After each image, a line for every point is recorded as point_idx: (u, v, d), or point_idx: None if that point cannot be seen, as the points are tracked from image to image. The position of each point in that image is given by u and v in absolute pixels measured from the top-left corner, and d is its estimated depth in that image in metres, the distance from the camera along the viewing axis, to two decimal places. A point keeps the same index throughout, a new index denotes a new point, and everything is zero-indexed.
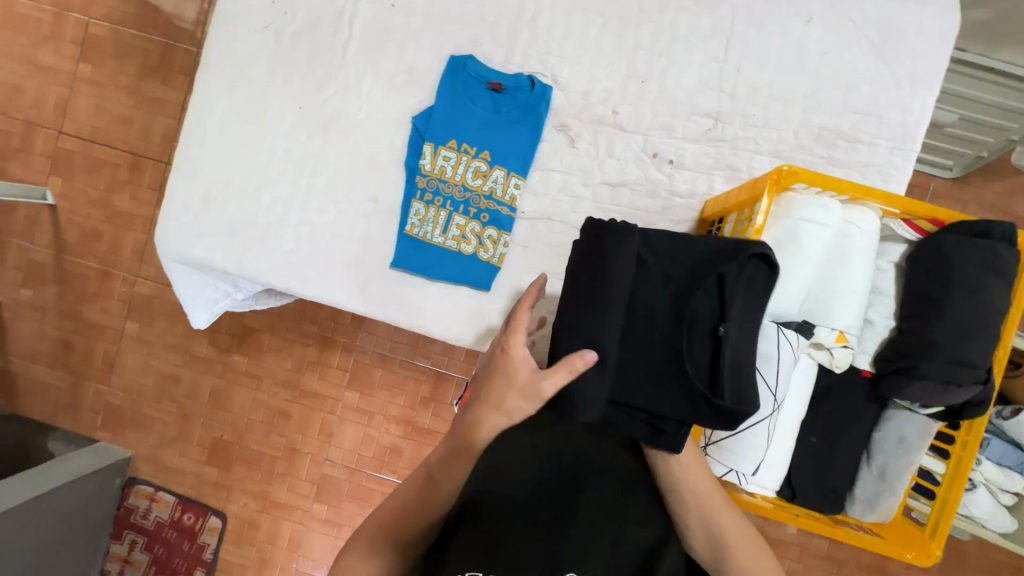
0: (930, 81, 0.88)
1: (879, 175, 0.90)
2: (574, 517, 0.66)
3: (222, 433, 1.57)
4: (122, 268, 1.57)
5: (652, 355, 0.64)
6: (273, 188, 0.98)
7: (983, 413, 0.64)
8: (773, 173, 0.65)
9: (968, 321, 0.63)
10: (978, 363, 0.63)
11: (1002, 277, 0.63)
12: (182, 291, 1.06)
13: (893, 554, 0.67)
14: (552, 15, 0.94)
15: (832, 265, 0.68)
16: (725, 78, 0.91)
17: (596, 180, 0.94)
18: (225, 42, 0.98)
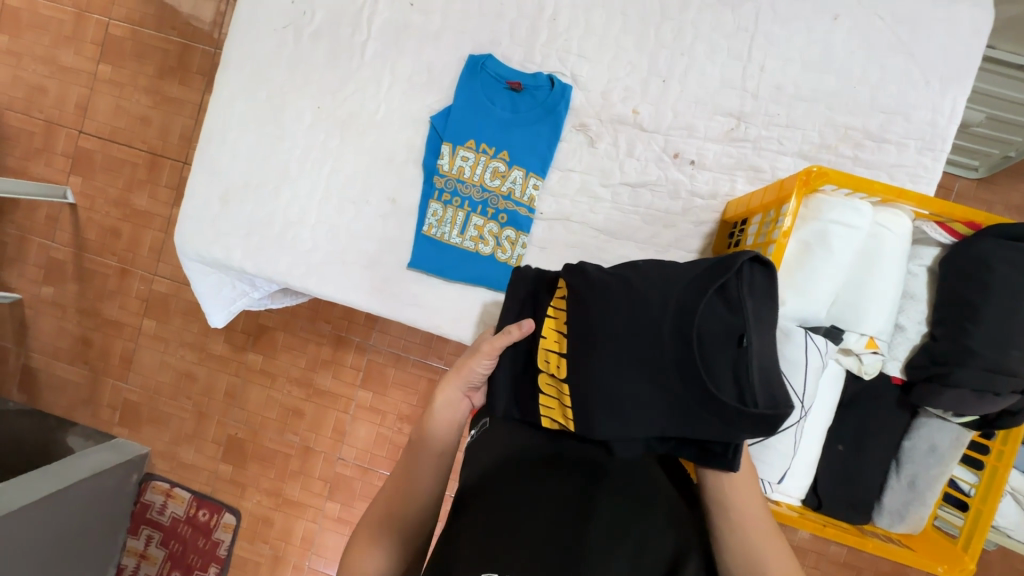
0: (962, 79, 0.86)
1: (907, 176, 0.87)
2: (592, 518, 0.61)
3: (237, 431, 1.58)
4: (140, 266, 1.58)
5: (670, 382, 0.58)
6: (291, 188, 0.98)
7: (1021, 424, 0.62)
8: (802, 174, 0.64)
9: (1008, 330, 0.60)
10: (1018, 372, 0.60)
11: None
12: (200, 290, 1.06)
13: (923, 566, 0.65)
14: (571, 13, 0.93)
15: (862, 269, 0.66)
16: (749, 77, 0.89)
17: (615, 180, 0.93)
18: (245, 42, 0.98)
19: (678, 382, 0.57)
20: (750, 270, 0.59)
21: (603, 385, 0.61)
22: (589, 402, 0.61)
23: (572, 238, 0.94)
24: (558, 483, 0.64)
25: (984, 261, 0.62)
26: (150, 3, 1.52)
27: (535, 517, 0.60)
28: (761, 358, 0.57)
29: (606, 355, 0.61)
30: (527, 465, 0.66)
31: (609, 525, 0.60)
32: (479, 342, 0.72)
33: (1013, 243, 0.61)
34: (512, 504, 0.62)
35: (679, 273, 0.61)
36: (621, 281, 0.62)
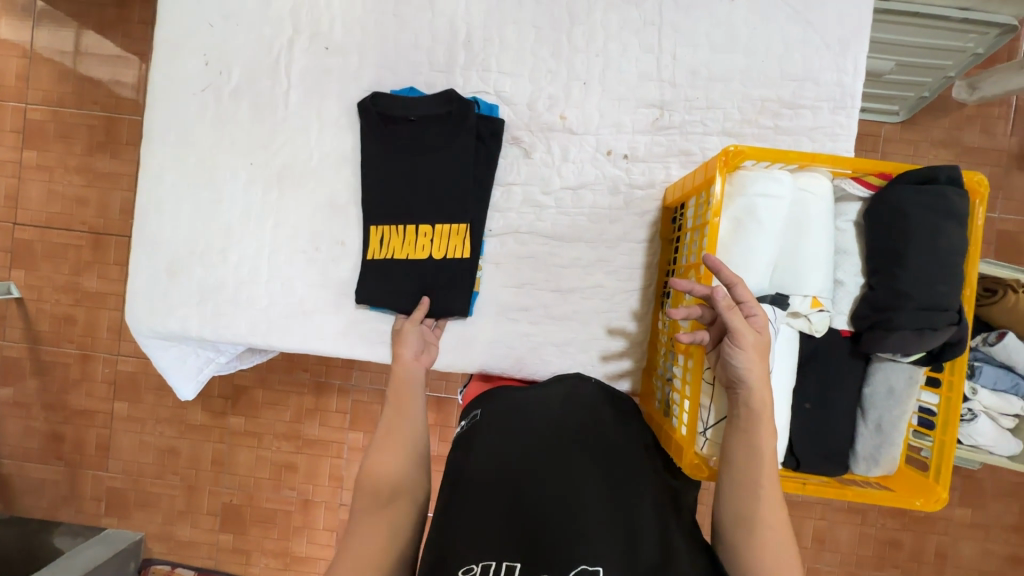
0: (858, 38, 0.90)
1: (826, 136, 0.92)
2: (581, 502, 0.65)
3: (232, 497, 1.54)
4: (101, 348, 1.54)
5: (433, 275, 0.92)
6: (239, 248, 0.97)
7: (962, 352, 0.65)
8: (721, 155, 0.67)
9: (931, 267, 0.64)
10: (949, 306, 0.64)
11: (958, 220, 0.64)
12: (163, 366, 1.04)
13: (903, 503, 0.68)
14: (484, 32, 0.94)
15: (793, 234, 0.70)
16: (663, 67, 0.93)
17: (556, 186, 0.95)
18: (166, 111, 0.97)
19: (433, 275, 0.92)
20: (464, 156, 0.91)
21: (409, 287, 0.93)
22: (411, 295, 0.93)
23: (524, 249, 0.95)
24: (545, 466, 0.69)
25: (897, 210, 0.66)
26: (67, 81, 1.49)
27: (526, 494, 0.66)
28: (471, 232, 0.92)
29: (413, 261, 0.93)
30: (513, 449, 0.72)
31: (601, 508, 0.65)
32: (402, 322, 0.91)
33: (921, 188, 0.65)
34: (503, 490, 0.67)
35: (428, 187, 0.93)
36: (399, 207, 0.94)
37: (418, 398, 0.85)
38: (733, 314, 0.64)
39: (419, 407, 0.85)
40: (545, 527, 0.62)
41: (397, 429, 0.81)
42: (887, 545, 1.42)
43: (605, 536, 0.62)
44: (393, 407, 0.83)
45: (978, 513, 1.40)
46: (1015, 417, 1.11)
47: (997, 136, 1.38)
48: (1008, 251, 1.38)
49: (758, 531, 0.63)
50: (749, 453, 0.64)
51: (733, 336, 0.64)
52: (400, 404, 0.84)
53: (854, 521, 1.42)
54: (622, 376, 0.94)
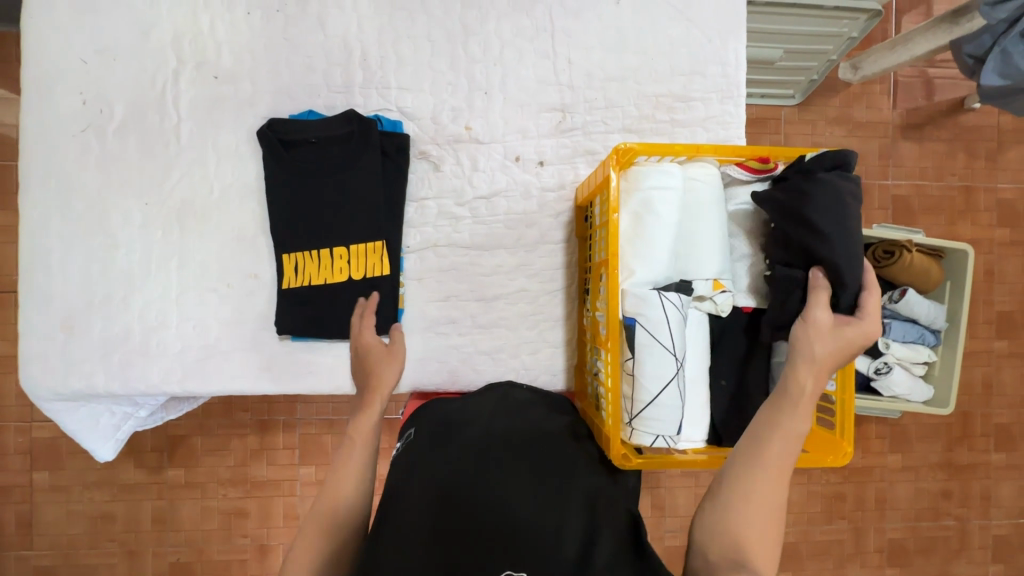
0: (736, 32, 0.96)
1: (719, 125, 0.97)
2: (516, 512, 0.66)
3: (179, 555, 1.44)
4: (12, 417, 1.41)
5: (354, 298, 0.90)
6: (141, 294, 0.92)
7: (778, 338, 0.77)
8: (613, 153, 0.70)
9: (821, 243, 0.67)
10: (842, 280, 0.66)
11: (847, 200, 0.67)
12: (73, 429, 0.96)
13: (817, 463, 0.72)
14: (379, 50, 0.93)
15: (690, 221, 0.73)
16: (560, 71, 0.95)
17: (469, 197, 0.95)
18: (44, 156, 0.90)
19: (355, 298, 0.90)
20: (384, 163, 0.92)
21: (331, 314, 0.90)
22: (334, 323, 0.90)
23: (445, 261, 0.95)
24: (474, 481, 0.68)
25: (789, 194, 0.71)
26: None
27: (458, 506, 0.66)
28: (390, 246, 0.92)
29: (333, 287, 0.90)
30: (446, 459, 0.71)
31: (529, 508, 0.66)
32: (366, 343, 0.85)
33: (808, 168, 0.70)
34: (432, 506, 0.66)
35: (339, 208, 0.91)
36: (312, 233, 0.91)
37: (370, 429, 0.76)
38: (816, 293, 0.67)
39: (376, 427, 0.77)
40: (475, 541, 0.63)
41: (348, 469, 0.72)
42: (832, 500, 1.50)
43: (535, 543, 0.63)
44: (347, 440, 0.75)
45: (906, 457, 1.52)
46: (924, 364, 1.23)
47: (879, 110, 1.51)
48: (903, 214, 1.50)
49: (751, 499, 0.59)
50: (777, 412, 0.64)
51: (808, 311, 0.67)
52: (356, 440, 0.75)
53: (801, 481, 1.50)
54: (558, 375, 0.96)
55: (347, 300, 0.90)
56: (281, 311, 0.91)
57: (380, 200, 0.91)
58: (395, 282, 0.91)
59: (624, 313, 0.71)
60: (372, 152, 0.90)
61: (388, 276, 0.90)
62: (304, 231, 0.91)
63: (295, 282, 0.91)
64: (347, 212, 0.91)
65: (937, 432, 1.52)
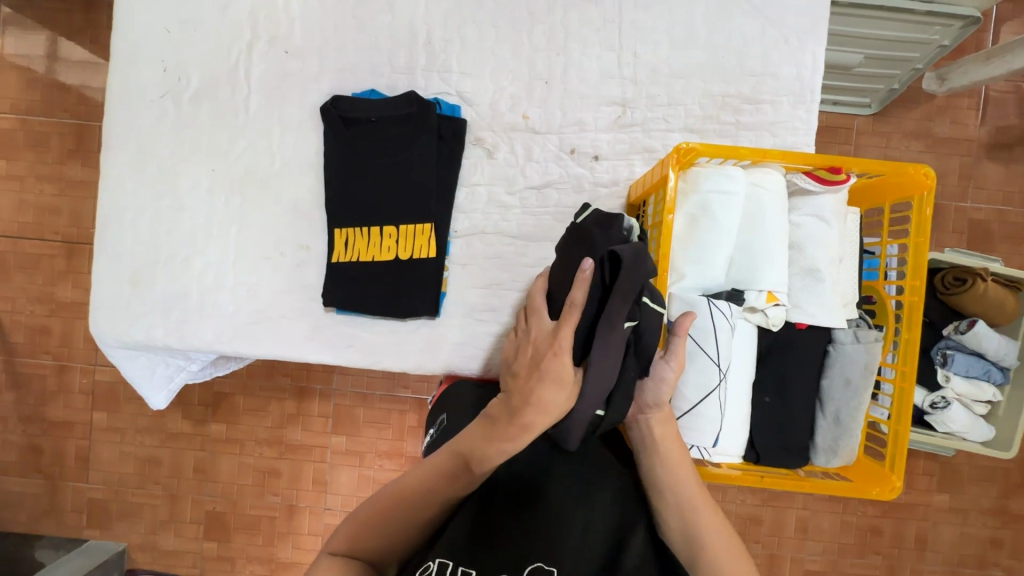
0: (816, 32, 0.91)
1: (787, 131, 0.92)
2: (545, 507, 0.64)
3: (215, 505, 1.53)
4: (78, 359, 1.52)
5: (399, 279, 0.92)
6: (203, 255, 0.96)
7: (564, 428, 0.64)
8: (673, 152, 0.68)
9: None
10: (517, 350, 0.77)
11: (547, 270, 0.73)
12: (132, 376, 1.03)
13: (861, 493, 0.69)
14: (444, 34, 0.94)
15: (748, 230, 0.70)
16: (624, 64, 0.93)
17: (521, 186, 0.95)
18: (125, 118, 0.96)
19: (400, 279, 0.92)
20: (442, 147, 0.93)
21: (376, 292, 0.92)
22: (379, 302, 0.92)
23: (490, 249, 0.95)
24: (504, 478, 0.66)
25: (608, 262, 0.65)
26: (36, 89, 1.46)
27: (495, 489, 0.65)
28: (439, 230, 0.93)
29: (380, 265, 0.92)
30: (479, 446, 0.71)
31: (559, 503, 0.65)
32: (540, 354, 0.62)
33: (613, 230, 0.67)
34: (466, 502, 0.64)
35: (393, 189, 0.92)
36: (365, 210, 0.93)
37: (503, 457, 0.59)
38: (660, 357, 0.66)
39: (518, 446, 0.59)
40: (506, 530, 0.62)
41: (450, 471, 0.60)
42: (867, 533, 1.43)
43: (563, 537, 0.62)
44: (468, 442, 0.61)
45: (956, 499, 1.42)
46: (987, 404, 1.14)
47: (964, 126, 1.40)
48: (980, 239, 1.39)
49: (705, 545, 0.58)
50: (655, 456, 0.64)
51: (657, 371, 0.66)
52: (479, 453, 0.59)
53: (835, 510, 1.43)
54: None
55: (392, 279, 0.92)
56: (328, 284, 0.93)
57: (434, 183, 0.93)
58: (441, 266, 0.92)
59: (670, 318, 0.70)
60: (430, 134, 0.91)
61: (434, 260, 0.92)
62: (357, 208, 0.93)
63: (343, 257, 0.93)
64: (400, 194, 0.92)
65: (994, 476, 1.42)
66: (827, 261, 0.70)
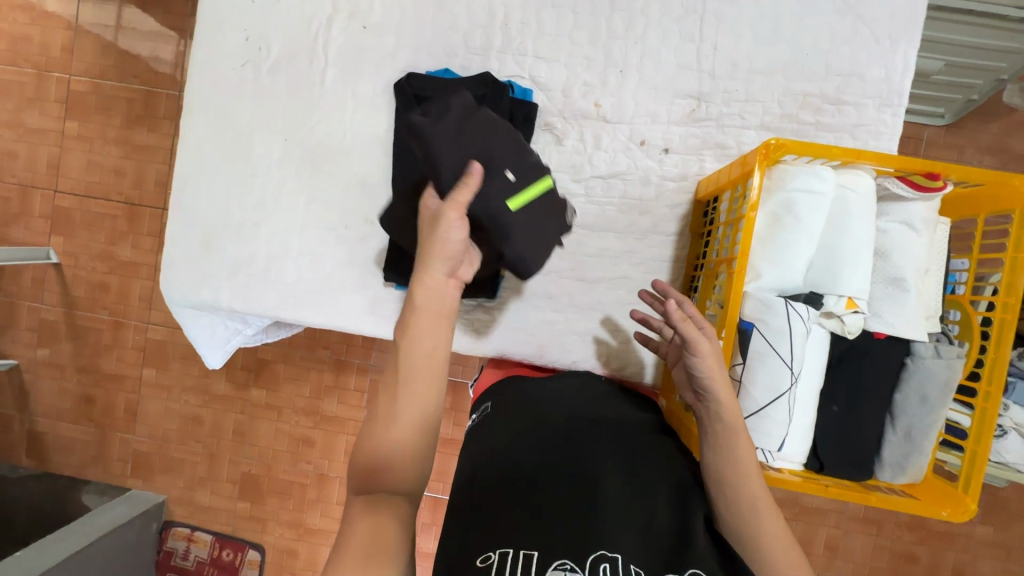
0: (910, 34, 0.87)
1: (869, 134, 0.89)
2: (602, 498, 0.63)
3: (250, 467, 1.58)
4: (133, 316, 1.58)
5: None
6: (270, 223, 0.99)
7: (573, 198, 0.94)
8: (761, 147, 0.66)
9: (516, 177, 0.78)
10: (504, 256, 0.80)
11: (441, 215, 0.68)
12: (193, 335, 1.07)
13: (929, 512, 0.67)
14: (521, 16, 0.93)
15: (832, 232, 0.68)
16: (703, 57, 0.91)
17: (587, 175, 0.94)
18: (205, 84, 0.99)
19: None
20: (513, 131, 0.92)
21: None
22: None
23: None
24: (554, 467, 0.66)
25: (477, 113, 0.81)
26: (109, 54, 1.52)
27: (543, 481, 0.65)
28: None
29: None
30: (527, 431, 0.72)
31: (617, 493, 0.63)
32: (438, 226, 0.68)
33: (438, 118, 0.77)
34: (514, 477, 0.66)
35: None
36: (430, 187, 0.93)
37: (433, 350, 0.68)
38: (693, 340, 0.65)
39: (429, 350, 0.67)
40: (562, 517, 0.61)
41: (403, 402, 0.65)
42: (901, 558, 1.39)
43: (625, 527, 0.60)
44: (399, 377, 0.66)
45: (1001, 532, 1.36)
46: None
47: None
48: None
49: (765, 553, 0.61)
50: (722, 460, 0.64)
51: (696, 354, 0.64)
52: (410, 376, 0.66)
53: (869, 532, 1.39)
54: (645, 369, 0.93)
55: None
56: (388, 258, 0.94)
57: None
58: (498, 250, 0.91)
59: (742, 316, 0.69)
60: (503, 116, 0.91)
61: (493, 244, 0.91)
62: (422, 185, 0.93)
63: None
64: None
65: None
66: (914, 270, 0.68)
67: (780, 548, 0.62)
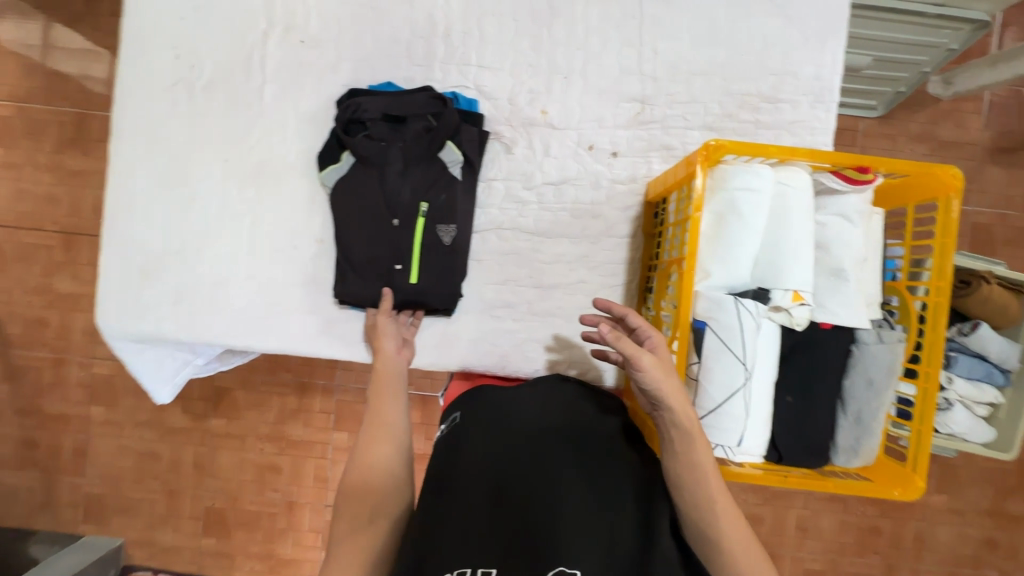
0: (836, 33, 0.91)
1: (806, 131, 0.92)
2: (566, 509, 0.61)
3: (214, 501, 1.51)
4: (76, 351, 1.49)
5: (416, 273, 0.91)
6: (213, 247, 0.95)
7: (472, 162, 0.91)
8: (702, 149, 0.67)
9: (403, 264, 0.91)
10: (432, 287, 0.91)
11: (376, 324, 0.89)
12: (138, 369, 1.00)
13: (882, 493, 0.69)
14: (463, 26, 0.93)
15: (774, 229, 0.69)
16: (644, 61, 0.92)
17: (537, 182, 0.94)
18: (135, 105, 0.94)
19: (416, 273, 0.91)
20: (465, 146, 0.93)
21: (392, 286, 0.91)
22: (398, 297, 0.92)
23: (507, 245, 0.94)
24: (520, 480, 0.64)
25: (351, 237, 0.91)
26: (35, 76, 1.43)
27: (507, 495, 0.63)
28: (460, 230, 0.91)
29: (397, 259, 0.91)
30: (496, 444, 0.70)
31: (582, 503, 0.62)
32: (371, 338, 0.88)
33: (340, 203, 0.91)
34: (482, 499, 0.63)
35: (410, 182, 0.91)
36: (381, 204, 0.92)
37: (399, 396, 0.82)
38: (634, 353, 0.65)
39: (395, 404, 0.80)
40: (524, 533, 0.59)
41: (378, 437, 0.75)
42: (866, 533, 1.44)
43: (590, 539, 0.59)
44: (371, 422, 0.77)
45: (955, 500, 1.43)
46: (989, 406, 1.12)
47: (972, 130, 1.40)
48: (982, 242, 1.40)
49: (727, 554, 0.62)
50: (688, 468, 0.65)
51: (637, 367, 0.65)
52: (381, 413, 0.78)
53: (835, 509, 1.44)
54: (606, 372, 0.94)
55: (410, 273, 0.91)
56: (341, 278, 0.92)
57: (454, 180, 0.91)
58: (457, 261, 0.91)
59: (695, 316, 0.70)
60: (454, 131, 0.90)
61: (452, 257, 0.91)
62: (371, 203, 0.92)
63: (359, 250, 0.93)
64: (416, 189, 0.91)
65: (997, 480, 1.43)
66: (852, 261, 0.70)
67: (743, 550, 0.62)
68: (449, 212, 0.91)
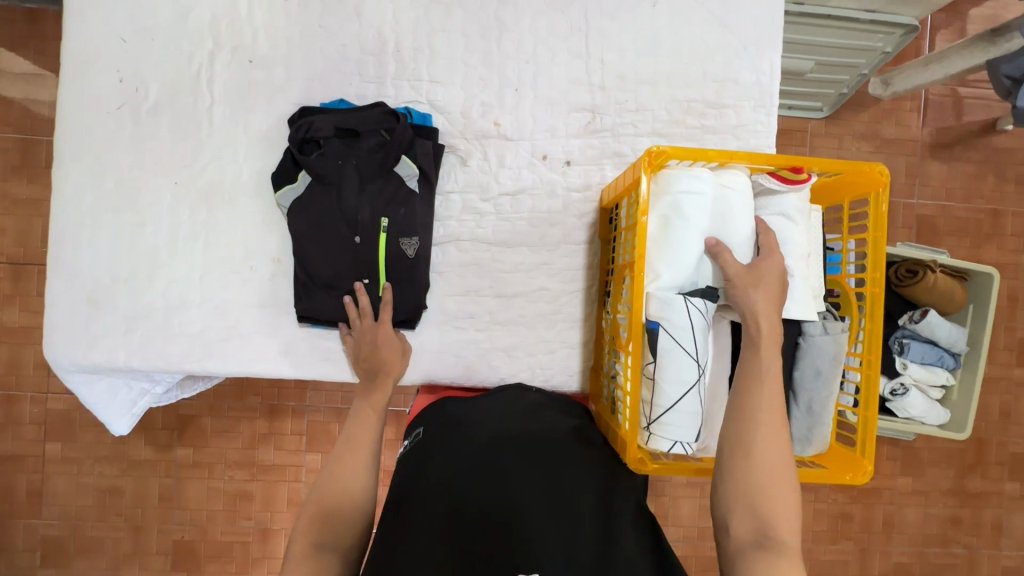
0: (772, 40, 0.95)
1: (749, 134, 0.96)
2: (525, 523, 0.63)
3: (183, 534, 1.46)
4: (28, 387, 1.42)
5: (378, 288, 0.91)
6: (166, 272, 0.93)
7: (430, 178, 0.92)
8: (645, 155, 0.70)
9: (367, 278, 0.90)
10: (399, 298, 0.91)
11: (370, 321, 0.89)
12: (92, 402, 0.97)
13: (837, 479, 0.71)
14: (412, 42, 0.94)
15: (718, 229, 0.72)
16: (592, 71, 0.95)
17: (494, 193, 0.95)
18: (78, 130, 0.92)
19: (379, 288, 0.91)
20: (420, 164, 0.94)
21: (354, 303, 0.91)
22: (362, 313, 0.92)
23: (467, 257, 0.95)
24: (481, 496, 0.65)
25: (311, 254, 0.90)
26: None
27: (468, 511, 0.64)
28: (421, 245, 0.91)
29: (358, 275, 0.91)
30: (455, 458, 0.69)
31: (540, 514, 0.64)
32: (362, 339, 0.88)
33: (298, 219, 0.90)
34: (440, 524, 0.64)
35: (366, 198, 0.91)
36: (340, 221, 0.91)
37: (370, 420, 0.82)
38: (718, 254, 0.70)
39: (373, 434, 0.81)
40: (486, 549, 0.62)
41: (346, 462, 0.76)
42: (837, 519, 1.48)
43: (547, 549, 0.61)
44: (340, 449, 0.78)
45: (918, 482, 1.49)
46: (941, 388, 1.18)
47: (911, 127, 1.47)
48: (926, 233, 1.47)
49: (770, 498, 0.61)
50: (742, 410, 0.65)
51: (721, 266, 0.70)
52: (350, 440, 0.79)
53: (807, 498, 1.48)
54: (572, 377, 0.95)
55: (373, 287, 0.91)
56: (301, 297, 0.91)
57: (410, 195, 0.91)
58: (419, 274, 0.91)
59: (647, 317, 0.71)
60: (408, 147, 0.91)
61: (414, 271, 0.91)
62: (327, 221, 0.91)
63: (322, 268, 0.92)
64: (373, 205, 0.90)
65: (954, 459, 1.49)
66: (794, 256, 0.73)
67: (780, 496, 0.62)
68: (409, 226, 0.91)
